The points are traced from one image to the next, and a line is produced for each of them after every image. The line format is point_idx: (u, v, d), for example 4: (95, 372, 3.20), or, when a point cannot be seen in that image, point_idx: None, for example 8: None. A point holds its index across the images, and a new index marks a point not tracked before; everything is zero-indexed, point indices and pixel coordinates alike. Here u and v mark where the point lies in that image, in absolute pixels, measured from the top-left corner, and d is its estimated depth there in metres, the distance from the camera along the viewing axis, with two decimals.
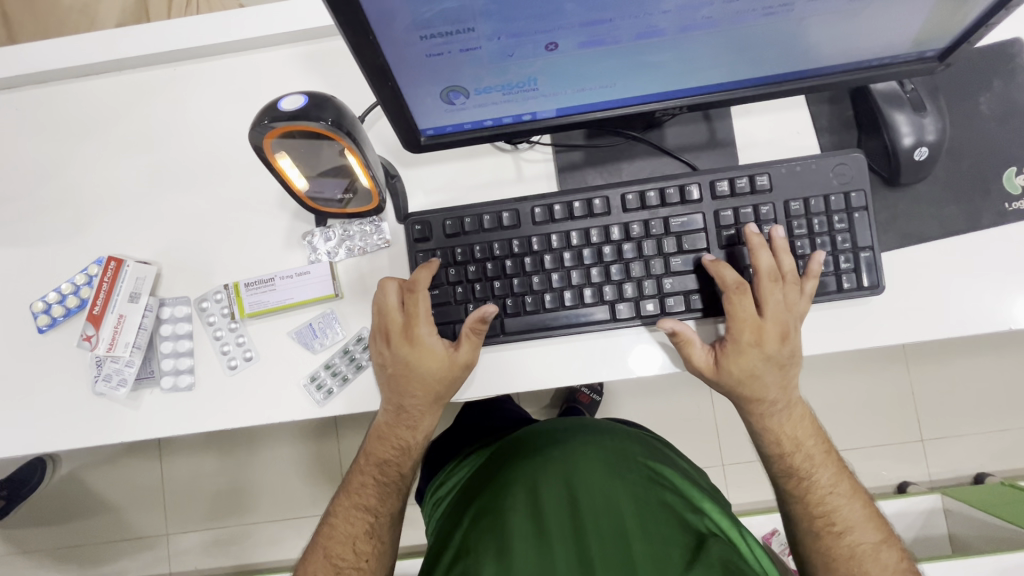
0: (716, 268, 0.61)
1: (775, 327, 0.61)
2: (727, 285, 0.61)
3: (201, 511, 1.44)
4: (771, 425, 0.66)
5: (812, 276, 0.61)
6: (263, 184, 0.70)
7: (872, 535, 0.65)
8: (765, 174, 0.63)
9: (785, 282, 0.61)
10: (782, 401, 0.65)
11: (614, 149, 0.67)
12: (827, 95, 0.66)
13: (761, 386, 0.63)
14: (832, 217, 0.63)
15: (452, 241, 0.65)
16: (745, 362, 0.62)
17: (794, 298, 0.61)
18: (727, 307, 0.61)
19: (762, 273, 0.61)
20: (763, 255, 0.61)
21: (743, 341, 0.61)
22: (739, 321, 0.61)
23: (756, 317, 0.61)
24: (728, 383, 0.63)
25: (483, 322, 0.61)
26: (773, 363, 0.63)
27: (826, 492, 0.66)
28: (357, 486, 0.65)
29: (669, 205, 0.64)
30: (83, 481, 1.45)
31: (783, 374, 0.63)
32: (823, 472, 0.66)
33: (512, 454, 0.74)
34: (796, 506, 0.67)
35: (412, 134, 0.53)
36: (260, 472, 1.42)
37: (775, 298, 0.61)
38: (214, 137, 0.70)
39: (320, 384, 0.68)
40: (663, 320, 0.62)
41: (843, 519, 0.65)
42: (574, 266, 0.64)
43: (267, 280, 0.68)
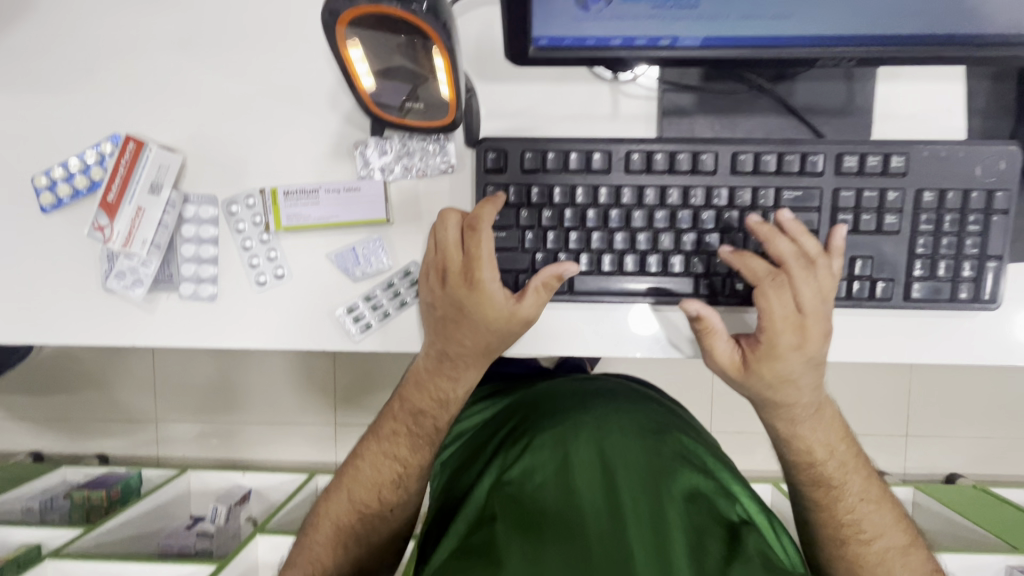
0: (742, 261, 0.54)
1: (818, 323, 0.53)
2: (757, 279, 0.54)
3: (191, 403, 1.42)
4: (799, 432, 0.61)
5: (835, 253, 0.54)
6: (314, 76, 0.59)
7: (900, 539, 0.63)
8: (903, 154, 0.55)
9: (816, 266, 0.53)
10: (812, 405, 0.60)
11: (733, 97, 0.57)
12: (991, 71, 0.56)
13: (792, 393, 0.57)
14: (968, 216, 0.55)
15: (529, 177, 0.57)
16: (781, 366, 0.55)
17: (828, 285, 0.53)
18: (761, 301, 0.53)
19: (789, 262, 0.53)
20: (807, 241, 0.53)
21: (780, 343, 0.54)
22: (772, 318, 0.53)
23: (795, 314, 0.53)
24: (756, 387, 0.57)
25: (559, 279, 0.54)
26: (812, 364, 0.55)
27: (856, 499, 0.63)
28: (387, 432, 0.61)
29: (784, 173, 0.55)
30: (75, 357, 1.42)
31: (817, 375, 0.56)
32: (854, 479, 0.63)
33: (527, 418, 0.69)
34: (822, 515, 0.64)
35: (522, 39, 0.43)
36: (250, 373, 1.39)
37: (809, 287, 0.53)
38: (259, 6, 0.59)
39: (357, 316, 0.61)
40: (687, 298, 0.55)
41: (872, 526, 0.63)
42: (663, 228, 0.56)
43: (310, 191, 0.60)
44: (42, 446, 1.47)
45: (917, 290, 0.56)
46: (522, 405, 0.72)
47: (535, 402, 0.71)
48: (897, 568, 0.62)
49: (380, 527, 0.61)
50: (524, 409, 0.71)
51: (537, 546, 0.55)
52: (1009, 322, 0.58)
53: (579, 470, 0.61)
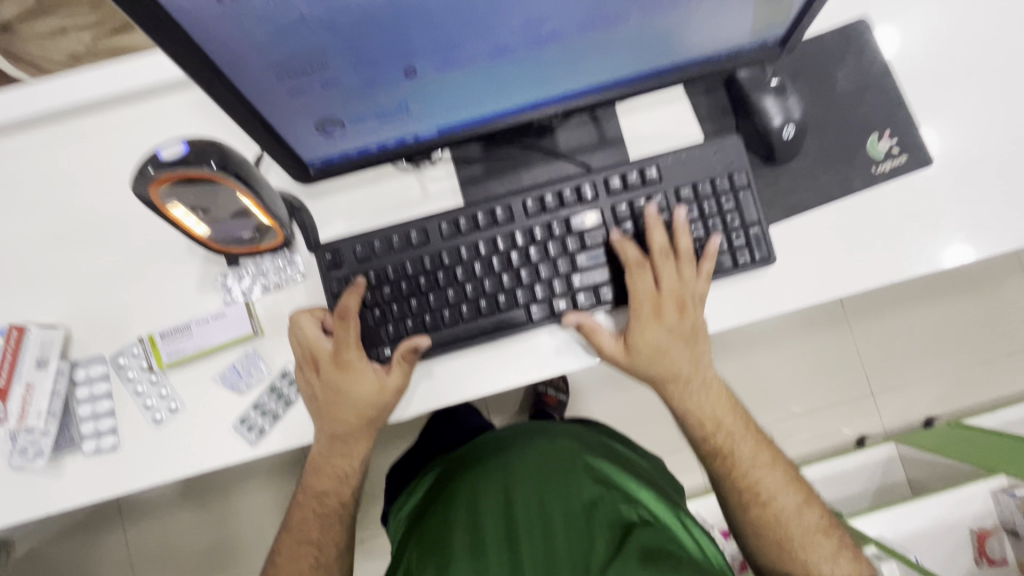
0: (620, 247, 0.65)
1: (672, 300, 0.65)
2: (628, 262, 0.65)
3: (188, 570, 1.38)
4: (690, 407, 0.69)
5: (710, 257, 0.65)
6: (169, 232, 0.69)
7: (793, 498, 0.68)
8: (653, 166, 0.67)
9: (680, 259, 0.65)
10: (696, 378, 0.68)
11: (512, 158, 0.69)
12: (702, 86, 0.71)
13: (672, 363, 0.67)
14: (720, 198, 0.67)
15: (364, 265, 0.66)
16: (650, 337, 0.65)
17: (689, 274, 0.65)
18: (629, 284, 0.65)
19: (655, 251, 0.65)
20: (658, 232, 0.65)
21: (643, 314, 0.65)
22: (638, 296, 0.65)
23: (654, 291, 0.65)
24: (640, 365, 0.67)
25: (415, 351, 0.63)
26: (677, 335, 0.66)
27: (750, 466, 0.68)
28: (298, 522, 0.65)
29: (568, 205, 0.66)
30: (48, 555, 1.38)
31: (690, 347, 0.67)
32: (744, 445, 0.69)
33: (454, 472, 0.74)
34: (725, 483, 0.69)
35: (299, 168, 0.54)
36: (243, 520, 1.37)
37: (669, 274, 0.64)
38: (113, 191, 0.70)
39: (251, 425, 0.67)
40: (568, 312, 0.65)
41: (766, 488, 0.67)
42: (485, 275, 0.66)
43: (182, 328, 0.67)
44: None
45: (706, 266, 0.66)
46: (453, 460, 0.77)
47: (462, 454, 0.77)
48: (793, 527, 0.66)
49: None
50: (453, 465, 0.75)
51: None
52: (939, 260, 0.67)
53: (485, 511, 0.66)
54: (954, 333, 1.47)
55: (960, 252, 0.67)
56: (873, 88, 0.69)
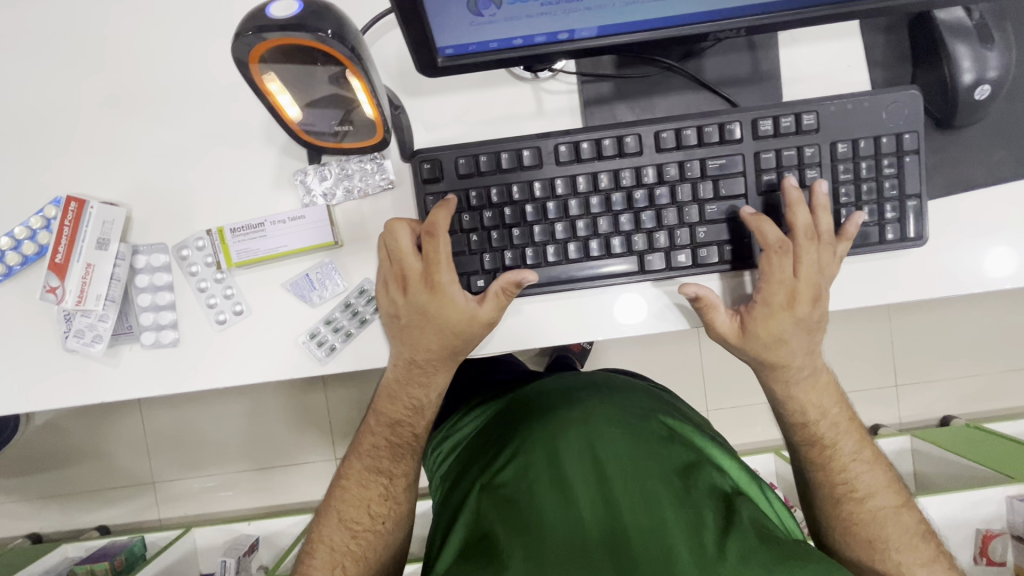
0: (756, 223, 0.56)
1: (809, 290, 0.57)
2: (767, 243, 0.56)
3: (209, 460, 1.40)
4: (795, 394, 0.63)
5: (846, 238, 0.57)
6: (245, 114, 0.61)
7: (892, 499, 0.62)
8: (812, 112, 0.57)
9: (820, 240, 0.57)
10: (808, 368, 0.61)
11: (647, 81, 0.60)
12: (883, 24, 0.60)
13: (789, 354, 0.60)
14: (882, 160, 0.58)
15: (465, 183, 0.58)
16: (775, 326, 0.58)
17: (828, 259, 0.57)
18: (762, 265, 0.57)
19: (798, 231, 0.56)
20: (802, 212, 0.56)
21: (774, 304, 0.57)
22: (773, 282, 0.57)
23: (791, 280, 0.57)
24: (755, 349, 0.60)
25: (518, 286, 0.55)
26: (801, 326, 0.59)
27: (849, 459, 0.63)
28: (367, 449, 0.60)
29: (707, 145, 0.58)
30: (73, 429, 1.39)
31: (810, 339, 0.60)
32: (845, 438, 0.63)
33: (521, 415, 0.65)
34: (817, 474, 0.64)
35: (429, 54, 0.45)
36: (265, 421, 1.38)
37: (809, 257, 0.56)
38: (184, 56, 0.61)
39: (320, 340, 0.62)
40: (687, 282, 0.57)
41: (863, 485, 0.63)
42: (600, 213, 0.58)
43: (255, 226, 0.61)
44: (40, 525, 1.43)
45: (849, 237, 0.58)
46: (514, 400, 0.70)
47: (527, 397, 0.68)
48: (892, 528, 0.61)
49: (376, 542, 0.59)
50: (517, 408, 0.67)
51: (536, 541, 0.53)
52: (981, 269, 0.60)
53: (572, 467, 0.57)
54: (1005, 339, 1.40)
55: None
56: None
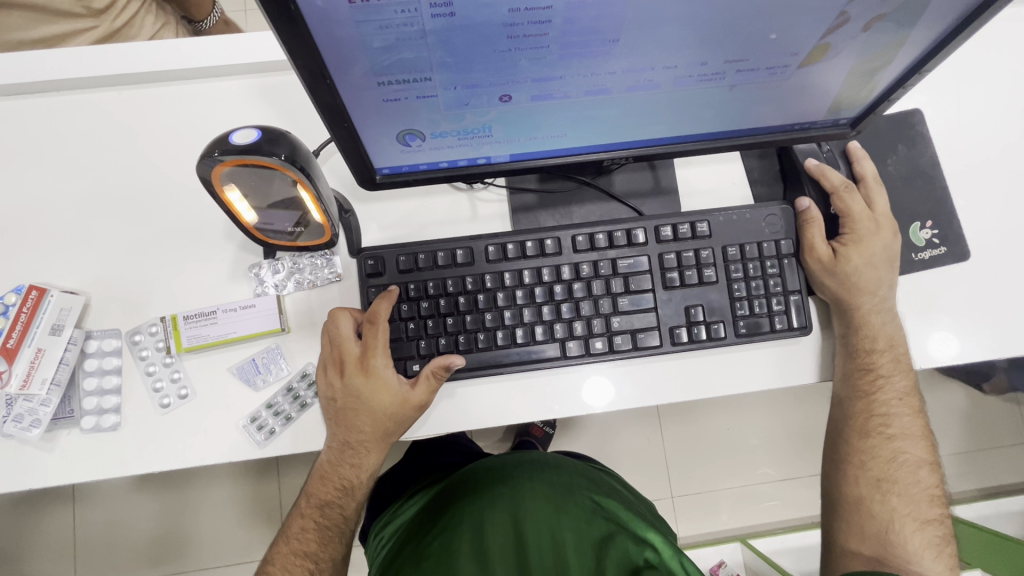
0: (809, 241, 0.67)
1: (875, 293, 0.65)
2: (820, 258, 0.66)
3: (138, 563, 1.29)
4: (875, 400, 0.67)
5: (864, 236, 0.66)
6: (211, 214, 0.68)
7: (925, 510, 0.65)
8: (705, 221, 0.67)
9: (851, 245, 0.66)
10: (891, 377, 0.67)
11: (567, 193, 0.70)
12: (757, 151, 0.72)
13: (877, 362, 0.66)
14: (766, 262, 0.67)
15: (405, 277, 0.65)
16: (875, 331, 0.66)
17: (885, 262, 0.66)
18: (848, 275, 0.65)
19: (820, 247, 0.66)
20: (874, 241, 0.66)
21: (861, 306, 0.65)
22: (855, 287, 0.65)
23: (871, 290, 0.65)
24: (860, 354, 0.66)
25: (448, 368, 0.61)
26: (886, 330, 0.66)
27: (911, 466, 0.67)
28: (297, 531, 0.63)
29: (616, 247, 0.67)
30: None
31: (892, 354, 0.67)
32: (907, 446, 0.67)
33: (461, 488, 0.69)
34: (870, 483, 0.66)
35: (368, 172, 0.54)
36: (204, 515, 1.31)
37: (868, 263, 0.65)
38: (161, 163, 0.69)
39: (261, 425, 0.64)
40: (787, 278, 0.67)
41: (901, 489, 0.66)
42: (526, 304, 0.65)
43: (207, 313, 0.65)
44: None
45: (743, 327, 0.66)
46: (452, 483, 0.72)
47: (462, 479, 0.71)
48: (915, 538, 0.64)
49: None
50: (454, 487, 0.71)
51: None
52: (931, 354, 0.68)
53: (494, 538, 0.61)
54: None
55: (980, 353, 0.67)
56: (919, 179, 0.71)
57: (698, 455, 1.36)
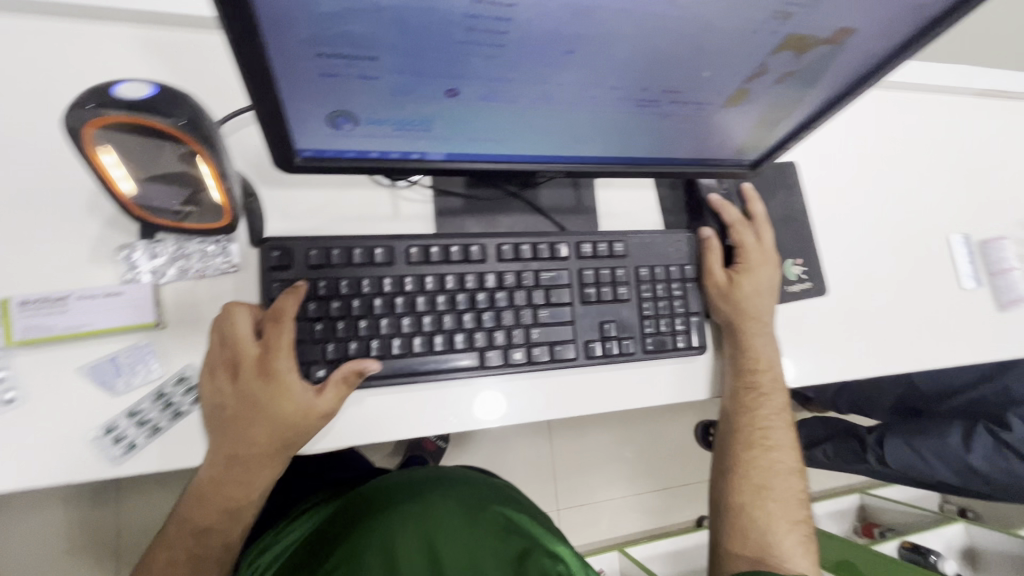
0: (708, 266, 0.73)
1: (760, 318, 0.73)
2: (716, 281, 0.73)
3: None
4: (756, 414, 0.74)
5: (753, 266, 0.74)
6: (70, 180, 0.56)
7: (795, 512, 0.73)
8: (621, 242, 0.71)
9: (742, 273, 0.73)
10: (770, 394, 0.74)
11: (493, 201, 0.70)
12: (667, 182, 0.78)
13: (760, 381, 0.73)
14: (672, 284, 0.72)
15: (315, 273, 0.59)
16: (759, 352, 0.72)
17: (768, 290, 0.74)
18: (738, 299, 0.72)
19: (717, 272, 0.73)
20: (761, 271, 0.74)
21: (747, 328, 0.72)
22: (744, 311, 0.72)
23: (756, 315, 0.73)
24: (744, 373, 0.73)
25: (359, 375, 0.56)
26: (767, 351, 0.73)
27: (784, 473, 0.74)
28: (162, 563, 0.55)
29: (539, 259, 0.67)
30: None
31: (772, 374, 0.73)
32: (781, 455, 0.75)
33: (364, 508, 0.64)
34: (751, 490, 0.73)
35: (287, 152, 0.48)
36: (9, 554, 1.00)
37: (755, 290, 0.73)
38: (5, 111, 0.56)
39: (118, 436, 0.54)
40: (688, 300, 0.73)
41: (776, 494, 0.73)
42: (446, 311, 0.63)
43: (55, 300, 0.53)
44: None
45: (651, 344, 0.70)
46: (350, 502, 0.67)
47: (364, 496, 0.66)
48: (787, 539, 0.71)
49: None
50: (352, 507, 0.65)
51: None
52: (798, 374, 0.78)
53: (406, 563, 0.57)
54: None
55: (833, 376, 0.79)
56: (793, 222, 0.82)
57: (588, 466, 1.41)
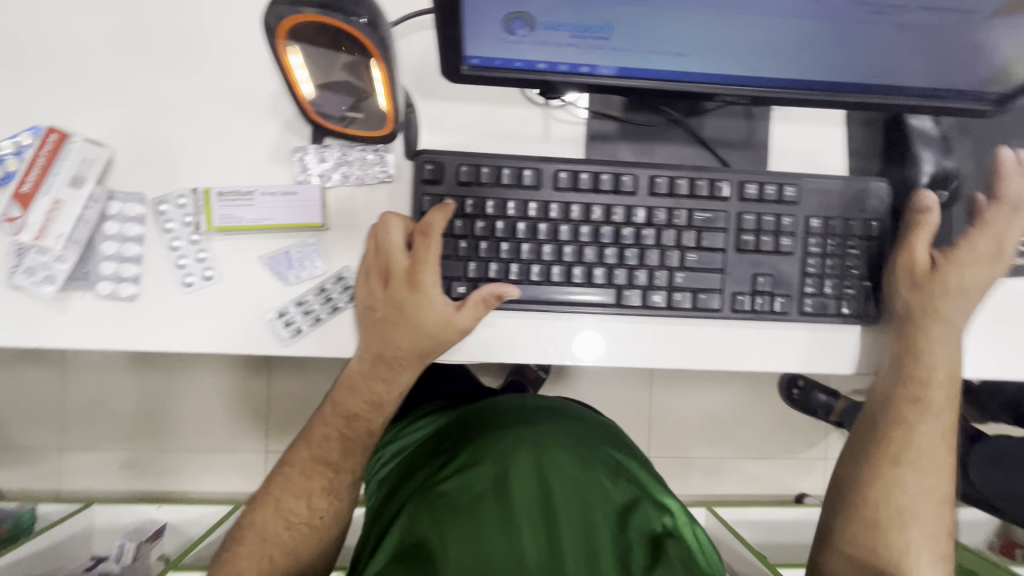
0: (907, 246, 0.61)
1: (954, 317, 0.60)
2: (910, 263, 0.60)
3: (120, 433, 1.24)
4: (912, 422, 0.63)
5: (968, 261, 0.60)
6: (257, 82, 0.61)
7: (934, 547, 0.63)
8: (794, 185, 0.62)
9: (948, 263, 0.60)
10: (938, 402, 0.63)
11: (651, 128, 0.64)
12: (862, 118, 0.66)
13: (927, 384, 0.62)
14: (847, 241, 0.62)
15: (463, 190, 0.59)
16: (934, 354, 0.61)
17: (980, 290, 0.60)
18: (924, 288, 0.60)
19: (916, 252, 0.61)
20: (981, 268, 0.60)
21: (928, 323, 0.60)
22: (928, 301, 0.60)
23: (943, 312, 0.60)
24: (910, 368, 0.62)
25: (498, 298, 0.56)
26: (948, 352, 0.61)
27: (932, 503, 0.64)
28: (319, 437, 0.60)
29: (695, 197, 0.61)
30: None
31: (948, 377, 0.62)
32: (934, 480, 0.64)
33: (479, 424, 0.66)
34: (886, 511, 0.64)
35: (456, 58, 0.46)
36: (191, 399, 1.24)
37: (959, 286, 0.60)
38: (208, 12, 0.60)
39: (288, 321, 0.60)
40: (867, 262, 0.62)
41: (916, 522, 0.63)
42: (588, 242, 0.60)
43: (244, 193, 0.60)
44: None
45: (810, 305, 0.62)
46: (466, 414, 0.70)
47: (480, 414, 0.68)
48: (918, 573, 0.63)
49: (308, 539, 0.59)
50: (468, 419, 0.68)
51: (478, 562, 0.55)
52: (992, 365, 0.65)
53: (518, 489, 0.60)
54: None
55: None
56: None
57: (690, 420, 1.36)
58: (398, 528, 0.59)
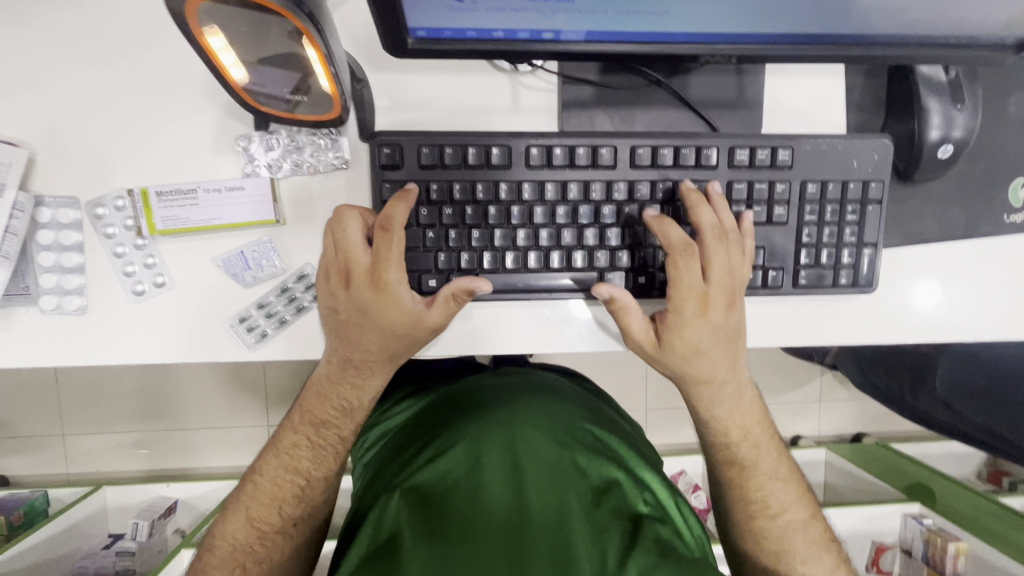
0: (675, 221, 0.53)
1: (720, 293, 0.53)
2: (670, 245, 0.53)
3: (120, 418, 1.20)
4: (727, 420, 0.57)
5: (715, 238, 0.53)
6: (188, 63, 0.54)
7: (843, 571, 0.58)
8: (789, 148, 0.56)
9: (707, 239, 0.53)
10: (730, 382, 0.56)
11: (631, 92, 0.57)
12: (864, 67, 0.59)
13: (708, 366, 0.54)
14: (846, 206, 0.58)
15: (426, 174, 0.54)
16: (689, 336, 0.53)
17: (736, 261, 0.54)
18: (670, 270, 0.53)
19: (702, 231, 0.53)
20: (717, 251, 0.53)
21: (685, 311, 0.53)
22: (682, 287, 0.53)
23: (699, 286, 0.53)
24: (669, 361, 0.55)
25: (470, 294, 0.52)
26: (720, 334, 0.54)
27: (796, 516, 0.58)
28: (288, 446, 0.58)
29: (681, 167, 0.56)
30: None
31: (732, 347, 0.55)
32: (774, 481, 0.58)
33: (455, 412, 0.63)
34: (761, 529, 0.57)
35: (401, 29, 0.42)
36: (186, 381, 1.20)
37: (718, 258, 0.53)
38: None
39: (251, 325, 0.57)
40: (866, 228, 0.58)
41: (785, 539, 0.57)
42: (566, 224, 0.56)
43: (187, 191, 0.55)
44: None
45: (804, 278, 0.58)
46: (443, 400, 0.67)
47: (455, 400, 0.65)
48: None
49: (284, 544, 0.58)
50: (444, 405, 0.65)
51: (443, 553, 0.50)
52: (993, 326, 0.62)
53: (490, 474, 0.55)
54: None
55: None
56: None
57: None
58: (369, 523, 0.55)
